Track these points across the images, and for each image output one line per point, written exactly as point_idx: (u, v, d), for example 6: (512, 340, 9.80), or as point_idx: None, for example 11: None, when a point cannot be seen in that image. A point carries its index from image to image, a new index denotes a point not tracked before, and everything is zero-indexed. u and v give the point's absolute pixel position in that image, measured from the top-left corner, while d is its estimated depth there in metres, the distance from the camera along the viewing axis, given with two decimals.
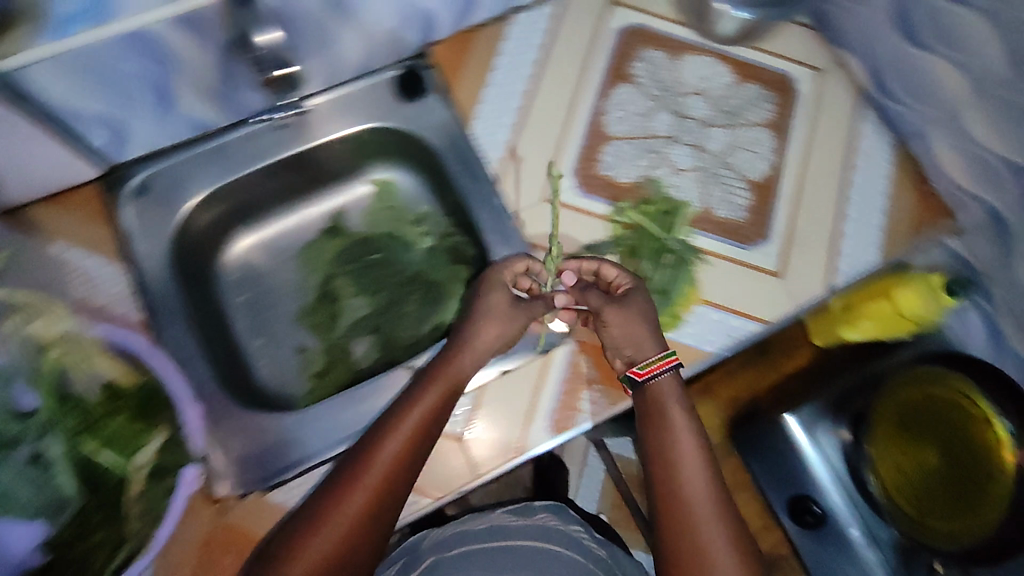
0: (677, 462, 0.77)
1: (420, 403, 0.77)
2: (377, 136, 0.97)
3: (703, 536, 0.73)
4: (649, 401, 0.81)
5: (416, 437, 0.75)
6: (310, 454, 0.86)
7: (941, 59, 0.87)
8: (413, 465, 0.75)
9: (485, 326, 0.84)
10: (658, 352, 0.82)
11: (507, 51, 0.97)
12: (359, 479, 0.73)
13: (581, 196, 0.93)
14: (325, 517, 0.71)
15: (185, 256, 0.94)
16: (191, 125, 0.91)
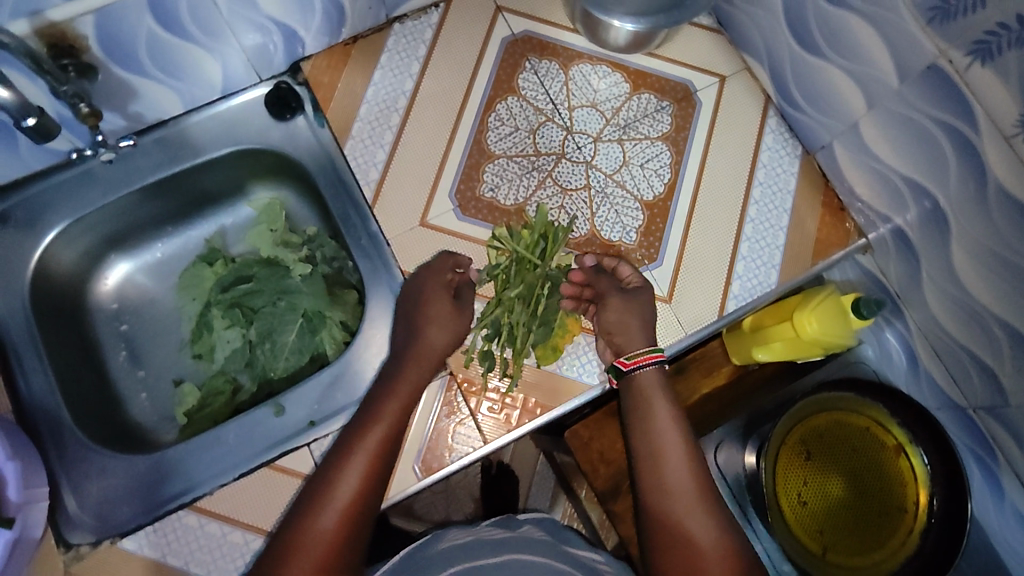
0: (660, 445, 0.64)
1: (384, 415, 0.64)
2: (254, 157, 0.81)
3: (680, 518, 0.59)
4: (632, 396, 0.68)
5: (379, 454, 0.61)
6: (194, 483, 0.70)
7: (837, 70, 0.72)
8: (380, 480, 0.60)
9: (426, 328, 0.70)
10: (645, 345, 0.70)
11: (386, 65, 0.81)
12: (318, 509, 0.57)
13: (458, 219, 0.78)
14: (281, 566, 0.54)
15: (51, 291, 0.77)
16: (44, 153, 0.74)
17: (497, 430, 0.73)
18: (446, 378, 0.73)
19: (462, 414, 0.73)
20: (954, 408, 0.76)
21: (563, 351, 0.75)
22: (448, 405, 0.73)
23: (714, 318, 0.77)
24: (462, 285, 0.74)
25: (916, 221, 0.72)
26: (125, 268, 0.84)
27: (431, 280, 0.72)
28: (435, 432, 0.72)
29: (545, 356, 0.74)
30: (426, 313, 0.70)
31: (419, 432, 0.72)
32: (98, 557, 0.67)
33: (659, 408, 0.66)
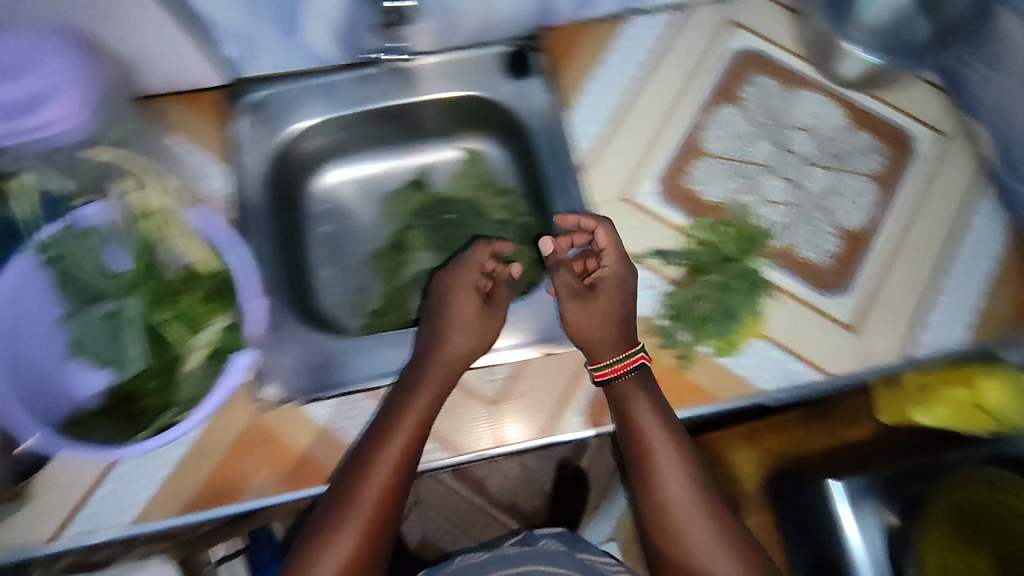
0: (655, 472, 0.68)
1: (411, 403, 0.68)
2: (480, 108, 0.89)
3: (685, 539, 0.66)
4: (621, 428, 0.70)
5: (407, 447, 0.66)
6: (360, 378, 0.74)
7: None
8: (402, 480, 0.66)
9: (452, 334, 0.72)
10: (616, 353, 0.70)
11: (619, 51, 0.87)
12: (351, 495, 0.64)
13: (658, 201, 0.80)
14: (322, 547, 0.63)
15: (283, 179, 0.86)
16: (312, 54, 0.84)
17: None
18: None
19: None
20: None
21: (738, 349, 0.74)
22: None
23: (892, 358, 0.76)
24: (500, 285, 0.78)
25: None
26: (332, 177, 0.92)
27: (461, 278, 0.77)
28: (600, 389, 0.74)
29: (718, 348, 0.74)
30: (451, 320, 0.73)
31: (585, 388, 0.74)
32: (282, 413, 0.71)
33: (653, 433, 0.68)
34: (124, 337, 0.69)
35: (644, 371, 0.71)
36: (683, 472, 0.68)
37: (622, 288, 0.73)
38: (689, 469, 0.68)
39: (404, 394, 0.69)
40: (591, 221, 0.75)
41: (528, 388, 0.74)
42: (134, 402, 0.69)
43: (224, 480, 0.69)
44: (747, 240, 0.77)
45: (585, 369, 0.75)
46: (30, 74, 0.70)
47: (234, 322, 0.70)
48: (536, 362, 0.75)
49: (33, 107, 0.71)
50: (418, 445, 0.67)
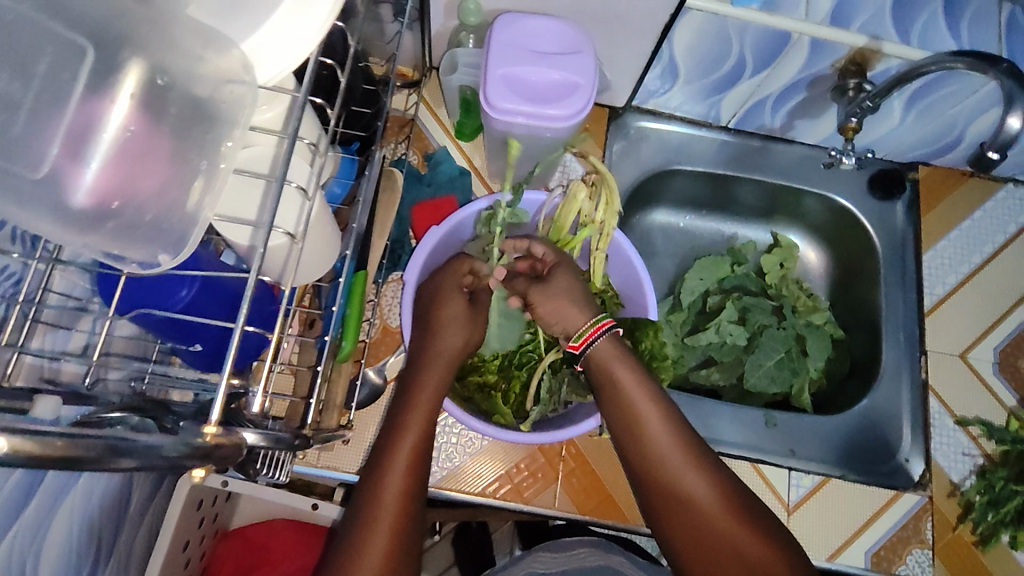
0: (670, 476, 0.58)
1: (433, 359, 0.61)
2: (823, 211, 0.91)
3: (733, 542, 0.55)
4: (597, 376, 0.62)
5: (434, 405, 0.59)
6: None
7: None
8: (423, 470, 0.57)
9: (444, 330, 0.63)
10: (587, 319, 0.63)
11: (987, 210, 0.87)
12: (392, 450, 0.56)
13: (993, 372, 0.80)
14: (367, 503, 0.54)
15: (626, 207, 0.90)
16: (709, 110, 0.86)
17: (944, 574, 0.72)
18: (927, 500, 0.74)
19: (925, 541, 0.72)
20: None
21: None
22: (913, 524, 0.73)
23: None
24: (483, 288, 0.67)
25: None
26: (658, 219, 0.96)
27: (444, 279, 0.64)
28: (895, 536, 0.72)
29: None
30: (442, 322, 0.63)
31: (880, 532, 0.72)
32: (592, 437, 0.73)
33: (649, 419, 0.59)
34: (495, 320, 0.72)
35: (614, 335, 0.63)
36: (679, 452, 0.58)
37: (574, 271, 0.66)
38: (683, 442, 0.59)
39: (414, 360, 0.62)
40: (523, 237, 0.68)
41: (816, 503, 0.73)
42: (480, 373, 0.70)
43: (525, 481, 0.71)
44: None
45: (885, 511, 0.73)
46: (563, 66, 0.63)
47: None
48: (833, 482, 0.74)
49: (556, 92, 0.63)
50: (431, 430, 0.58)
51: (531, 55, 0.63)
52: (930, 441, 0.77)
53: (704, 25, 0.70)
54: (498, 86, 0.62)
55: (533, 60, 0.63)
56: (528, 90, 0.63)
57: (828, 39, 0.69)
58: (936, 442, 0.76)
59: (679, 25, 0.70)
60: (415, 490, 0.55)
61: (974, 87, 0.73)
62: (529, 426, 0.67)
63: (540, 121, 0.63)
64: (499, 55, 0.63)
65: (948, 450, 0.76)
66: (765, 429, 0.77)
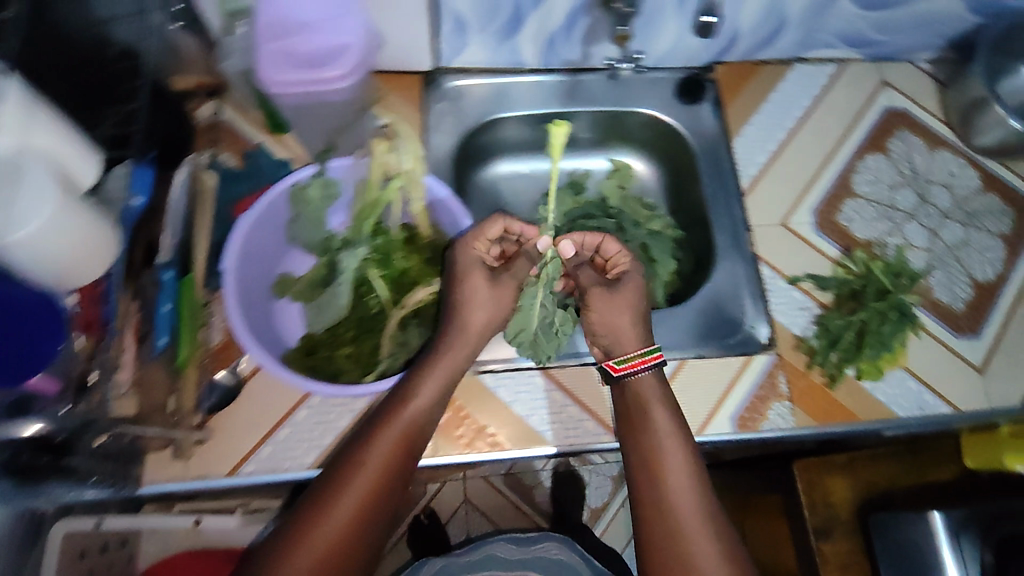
0: (664, 459, 0.66)
1: (435, 370, 0.66)
2: (644, 125, 0.96)
3: (688, 542, 0.63)
4: (630, 397, 0.72)
5: (420, 421, 0.64)
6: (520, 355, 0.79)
7: None
8: (389, 496, 0.61)
9: (471, 307, 0.69)
10: (639, 349, 0.73)
11: (782, 92, 0.95)
12: (372, 446, 0.61)
13: (814, 232, 0.87)
14: (334, 490, 0.59)
15: (459, 168, 0.92)
16: (512, 56, 0.89)
17: (805, 419, 0.78)
18: (778, 357, 0.80)
19: (781, 394, 0.78)
20: None
21: (883, 375, 0.80)
22: (770, 382, 0.79)
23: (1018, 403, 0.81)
24: (522, 254, 0.78)
25: None
26: (498, 171, 0.98)
27: (465, 250, 0.71)
28: (755, 397, 0.78)
29: (864, 371, 0.79)
30: (472, 297, 0.69)
31: (740, 397, 0.78)
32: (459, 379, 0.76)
33: (664, 437, 0.68)
34: (337, 290, 0.71)
35: (658, 371, 0.73)
36: (683, 454, 0.67)
37: (639, 285, 0.77)
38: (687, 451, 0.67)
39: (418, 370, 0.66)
40: (596, 237, 0.81)
41: (677, 385, 0.78)
42: (335, 347, 0.71)
43: None
44: (903, 278, 0.82)
45: (742, 376, 0.79)
46: (331, 32, 0.64)
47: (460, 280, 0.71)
48: (690, 362, 0.79)
49: (329, 58, 0.64)
50: (406, 453, 0.62)
51: (297, 26, 0.64)
52: (770, 304, 0.83)
53: None
54: (270, 60, 0.63)
55: (300, 30, 0.64)
56: (302, 60, 0.64)
57: None
58: (774, 305, 0.83)
59: None
60: (376, 503, 0.60)
61: None
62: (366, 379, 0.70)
63: (318, 87, 0.65)
64: (265, 31, 0.63)
65: (787, 308, 0.83)
66: None
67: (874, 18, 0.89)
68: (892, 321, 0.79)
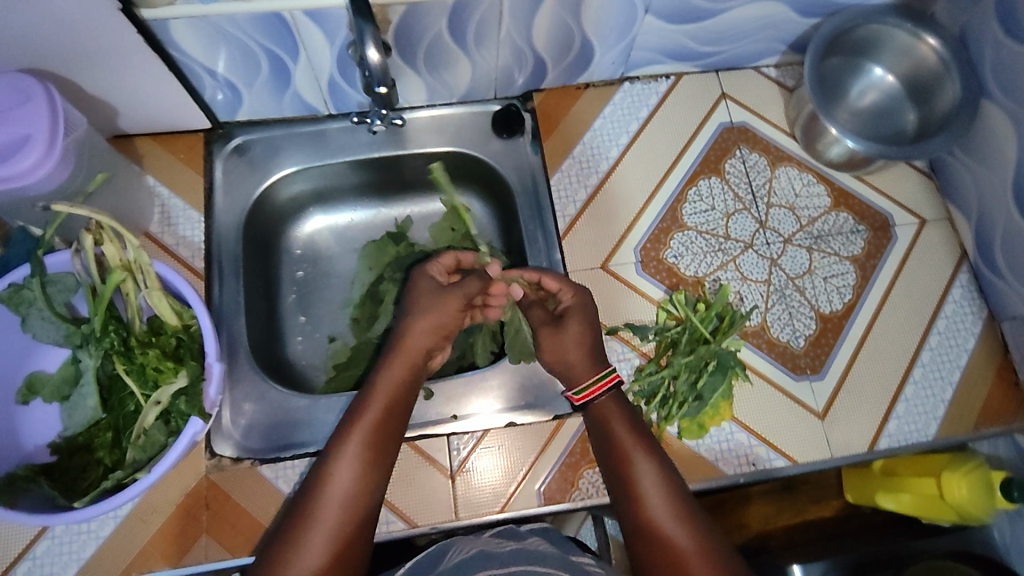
0: (633, 475, 0.61)
1: (376, 394, 0.65)
2: (464, 163, 0.88)
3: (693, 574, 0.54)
4: (597, 424, 0.67)
5: (378, 438, 0.63)
6: (313, 440, 0.74)
7: (1013, 291, 0.77)
8: (370, 489, 0.61)
9: (419, 318, 0.71)
10: (596, 373, 0.68)
11: (609, 116, 0.87)
12: (333, 468, 0.60)
13: (637, 272, 0.80)
14: (318, 487, 0.60)
15: (261, 227, 0.85)
16: (302, 104, 0.82)
17: None
18: None
19: (593, 461, 0.73)
20: None
21: (708, 432, 0.72)
22: (582, 447, 0.74)
23: (863, 450, 0.74)
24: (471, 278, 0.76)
25: None
26: (315, 225, 0.90)
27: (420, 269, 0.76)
28: (564, 465, 0.73)
29: (686, 430, 0.72)
30: (417, 306, 0.72)
31: (546, 466, 0.73)
32: (238, 473, 0.71)
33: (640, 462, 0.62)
34: (87, 398, 0.68)
35: (619, 391, 0.68)
36: (649, 464, 0.62)
37: (586, 316, 0.72)
38: (656, 462, 0.62)
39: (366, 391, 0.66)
40: (535, 273, 0.75)
41: (480, 460, 0.73)
42: (87, 453, 0.66)
43: (173, 542, 0.69)
44: (723, 322, 0.75)
45: (551, 444, 0.74)
46: (9, 121, 0.58)
47: (198, 375, 0.64)
48: (497, 433, 0.74)
49: (9, 152, 0.58)
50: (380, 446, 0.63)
51: None
52: None
53: (194, 32, 0.67)
54: None
55: None
56: None
57: (308, 7, 0.66)
58: None
59: (172, 38, 0.67)
60: (353, 525, 0.59)
61: (496, 7, 0.70)
62: (85, 502, 0.59)
63: (10, 184, 0.58)
64: None
65: None
66: (425, 402, 0.76)
67: (691, 32, 0.80)
68: (709, 374, 0.71)
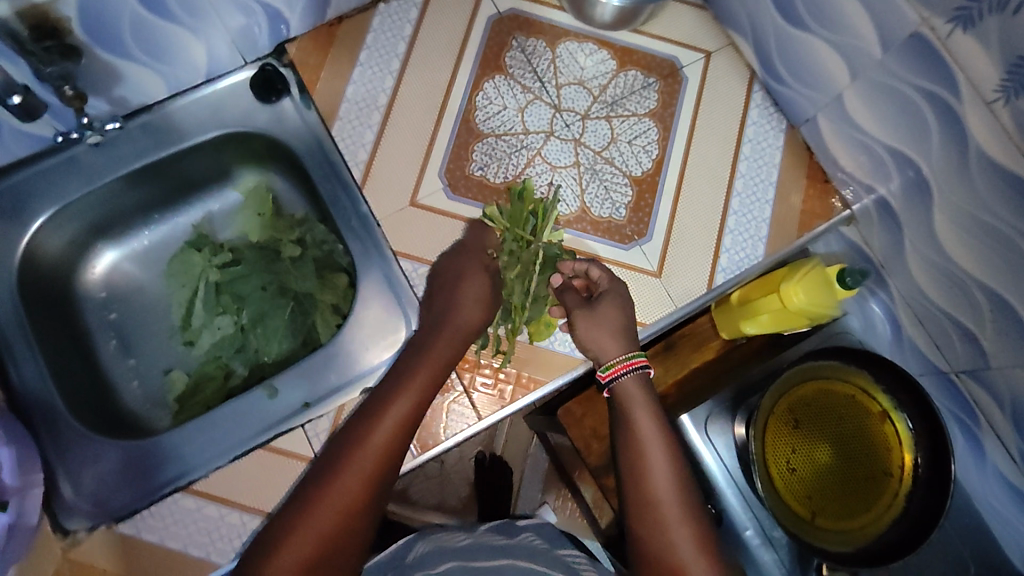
0: (641, 454, 0.60)
1: (383, 412, 0.56)
2: (240, 143, 0.80)
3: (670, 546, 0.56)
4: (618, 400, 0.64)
5: (388, 456, 0.55)
6: (188, 467, 0.70)
7: (796, 96, 0.80)
8: (363, 529, 0.52)
9: (462, 305, 0.68)
10: (622, 352, 0.66)
11: (372, 45, 0.80)
12: (321, 501, 0.51)
13: (447, 198, 0.77)
14: (308, 504, 0.51)
15: (41, 285, 0.76)
16: (27, 138, 0.72)
17: (489, 406, 0.74)
18: None
19: (456, 393, 0.73)
20: (939, 373, 0.79)
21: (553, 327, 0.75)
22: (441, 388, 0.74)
23: (702, 292, 0.77)
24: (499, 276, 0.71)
25: (899, 192, 0.73)
26: (111, 257, 0.83)
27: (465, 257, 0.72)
28: (429, 410, 0.72)
29: (534, 332, 0.74)
30: (456, 292, 0.69)
31: None
32: (96, 544, 0.68)
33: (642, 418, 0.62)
34: None
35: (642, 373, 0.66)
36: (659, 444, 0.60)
37: (623, 303, 0.70)
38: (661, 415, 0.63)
39: (371, 411, 0.57)
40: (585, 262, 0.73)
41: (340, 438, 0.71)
42: None
43: None
44: (540, 217, 0.75)
45: None
46: None
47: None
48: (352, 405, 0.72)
49: None
50: (384, 482, 0.54)
51: None
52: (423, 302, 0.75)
53: None
54: None
55: None
56: None
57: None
58: None
59: None
60: (338, 550, 0.50)
61: None
62: None
63: None
64: None
65: None
66: (268, 402, 0.72)
67: None
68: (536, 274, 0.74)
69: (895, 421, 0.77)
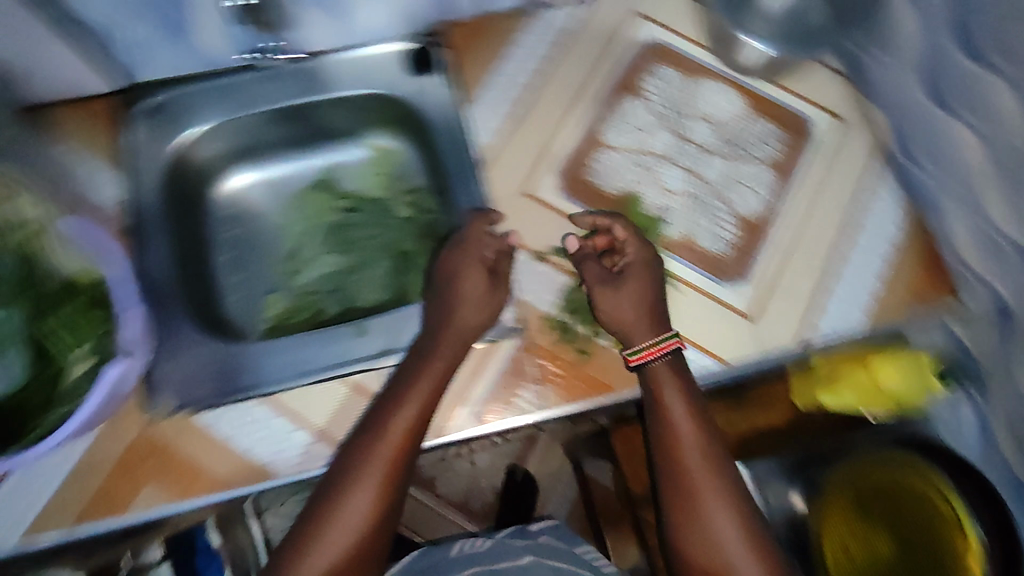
0: (677, 457, 0.66)
1: (404, 400, 0.67)
2: (380, 105, 0.85)
3: (706, 537, 0.64)
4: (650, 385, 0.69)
5: (407, 438, 0.65)
6: (263, 381, 0.73)
7: (929, 179, 0.79)
8: (386, 508, 0.64)
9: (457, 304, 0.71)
10: (649, 337, 0.70)
11: (523, 45, 0.86)
12: (350, 491, 0.63)
13: (561, 195, 0.81)
14: (343, 489, 0.63)
15: (184, 187, 0.84)
16: (198, 57, 0.82)
17: (558, 398, 0.74)
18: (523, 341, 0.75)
19: (529, 377, 0.74)
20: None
21: None
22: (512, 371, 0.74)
23: (789, 344, 0.77)
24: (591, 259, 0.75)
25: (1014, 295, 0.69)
26: (243, 179, 0.90)
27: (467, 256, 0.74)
28: (499, 387, 0.73)
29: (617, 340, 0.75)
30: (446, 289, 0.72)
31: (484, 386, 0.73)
32: (171, 425, 0.71)
33: (678, 425, 0.67)
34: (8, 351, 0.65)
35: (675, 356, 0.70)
36: (694, 450, 0.66)
37: (648, 280, 0.73)
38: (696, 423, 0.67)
39: (389, 402, 0.67)
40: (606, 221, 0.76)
41: None
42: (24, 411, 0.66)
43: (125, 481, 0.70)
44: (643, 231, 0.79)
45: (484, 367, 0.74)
46: None
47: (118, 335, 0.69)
48: None
49: None
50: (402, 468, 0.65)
51: None
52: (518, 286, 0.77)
53: None
54: None
55: None
56: None
57: None
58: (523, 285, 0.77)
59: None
60: (376, 521, 0.63)
61: None
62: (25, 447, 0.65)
63: None
64: None
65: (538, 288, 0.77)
66: (354, 338, 0.75)
67: None
68: None
69: (968, 533, 0.69)
